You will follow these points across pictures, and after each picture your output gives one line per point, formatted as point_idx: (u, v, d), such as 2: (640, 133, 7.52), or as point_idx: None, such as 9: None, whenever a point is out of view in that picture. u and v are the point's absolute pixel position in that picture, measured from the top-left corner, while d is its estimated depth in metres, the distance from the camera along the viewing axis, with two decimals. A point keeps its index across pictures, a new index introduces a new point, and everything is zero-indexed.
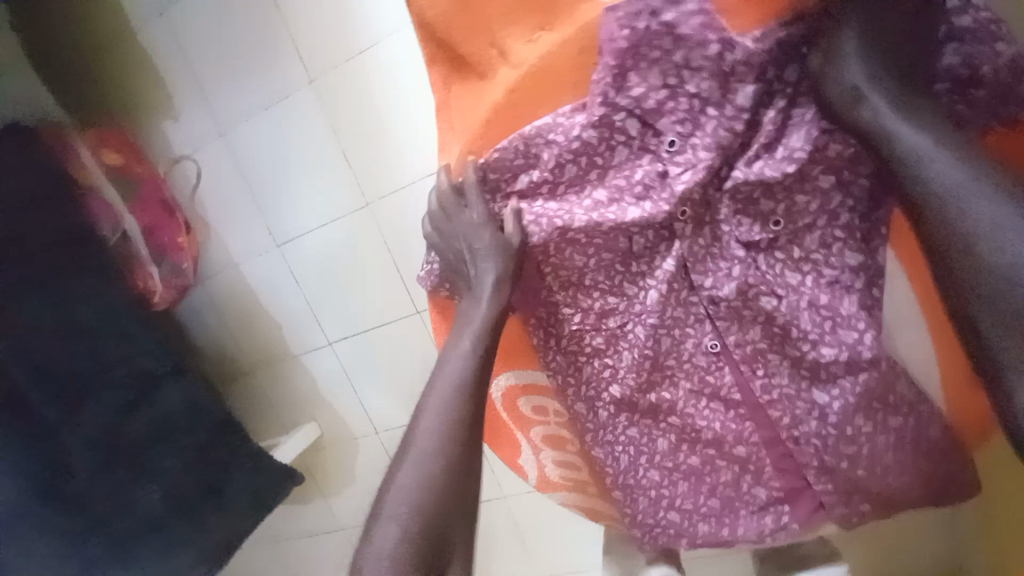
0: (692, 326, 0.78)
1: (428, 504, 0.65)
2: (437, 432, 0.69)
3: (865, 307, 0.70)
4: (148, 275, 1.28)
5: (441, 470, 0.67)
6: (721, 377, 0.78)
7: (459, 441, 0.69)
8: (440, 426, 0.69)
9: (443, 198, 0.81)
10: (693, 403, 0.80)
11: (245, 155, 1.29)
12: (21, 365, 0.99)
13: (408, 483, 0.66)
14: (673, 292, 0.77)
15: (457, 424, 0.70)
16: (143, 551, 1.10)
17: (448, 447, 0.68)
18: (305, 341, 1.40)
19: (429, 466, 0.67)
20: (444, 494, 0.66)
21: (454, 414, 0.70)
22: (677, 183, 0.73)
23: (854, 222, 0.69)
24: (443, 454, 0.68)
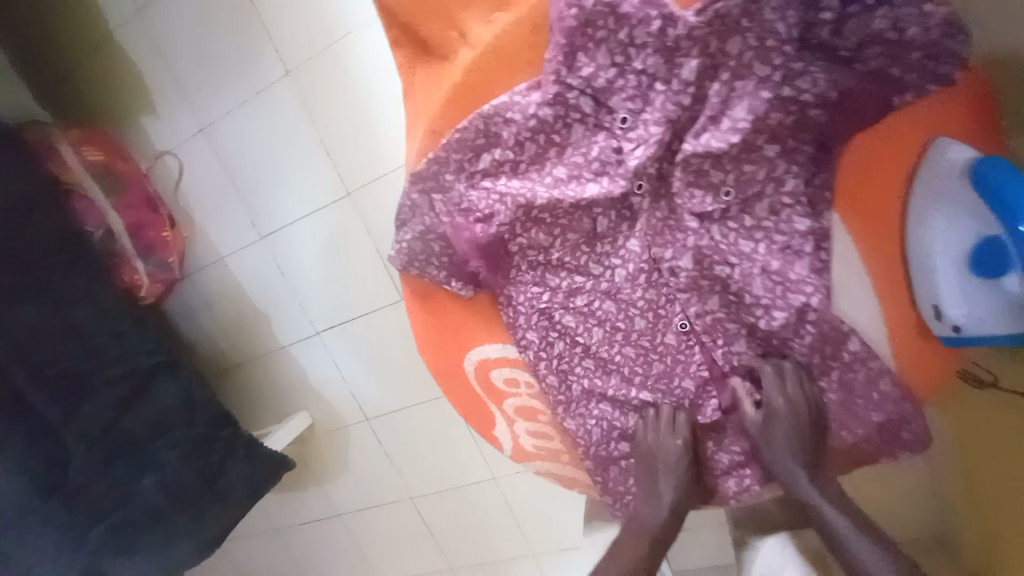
0: (664, 308, 0.83)
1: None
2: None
3: (816, 270, 0.76)
4: (133, 269, 1.36)
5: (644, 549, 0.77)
6: (690, 356, 0.83)
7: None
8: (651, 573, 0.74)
9: (416, 191, 0.85)
10: (665, 382, 0.84)
11: (228, 150, 1.34)
12: (21, 367, 0.99)
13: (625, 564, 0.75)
14: (645, 273, 0.83)
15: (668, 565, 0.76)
16: (144, 542, 1.13)
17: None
18: (294, 331, 1.45)
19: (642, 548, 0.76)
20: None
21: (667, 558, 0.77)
22: (632, 158, 0.77)
23: (800, 187, 0.75)
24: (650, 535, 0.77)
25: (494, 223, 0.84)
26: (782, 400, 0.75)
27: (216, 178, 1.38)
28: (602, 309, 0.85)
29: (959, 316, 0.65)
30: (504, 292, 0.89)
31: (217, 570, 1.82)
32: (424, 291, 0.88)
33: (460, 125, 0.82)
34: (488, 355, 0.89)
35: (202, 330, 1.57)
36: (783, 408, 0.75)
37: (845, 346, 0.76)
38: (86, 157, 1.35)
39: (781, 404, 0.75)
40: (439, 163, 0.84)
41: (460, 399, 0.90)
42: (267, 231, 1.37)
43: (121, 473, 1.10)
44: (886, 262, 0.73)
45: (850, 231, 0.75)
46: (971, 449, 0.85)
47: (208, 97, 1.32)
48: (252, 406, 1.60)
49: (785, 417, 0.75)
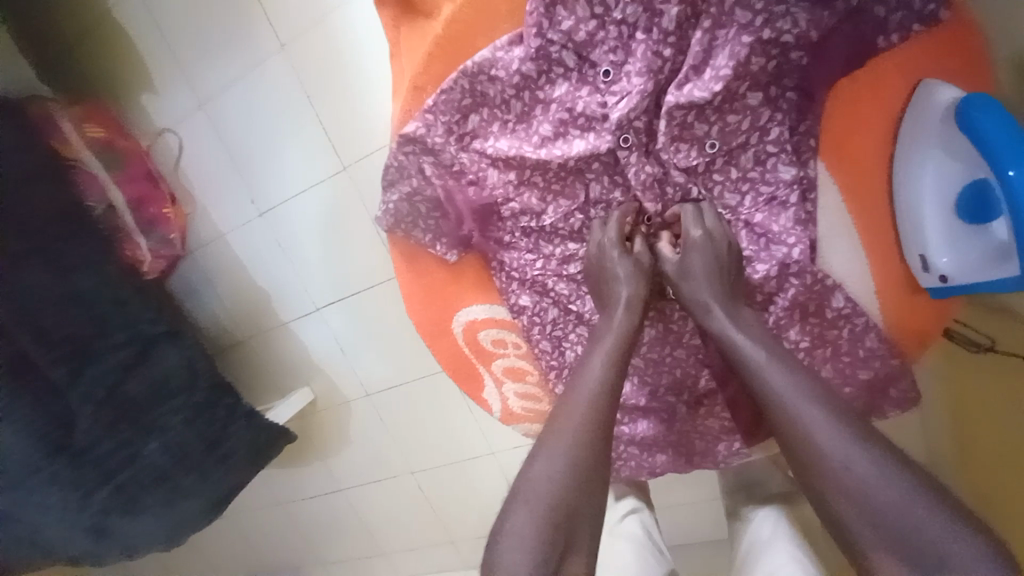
0: None
1: (564, 506, 0.59)
2: (580, 431, 0.64)
3: (801, 222, 0.76)
4: (135, 245, 1.34)
5: (574, 453, 0.63)
6: (683, 325, 0.84)
7: (602, 424, 0.65)
8: (583, 423, 0.65)
9: (407, 152, 0.85)
10: (657, 348, 0.85)
11: (221, 124, 1.31)
12: (24, 329, 1.01)
13: (548, 469, 0.62)
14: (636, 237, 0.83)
15: (604, 407, 0.66)
16: (151, 500, 1.17)
17: (584, 449, 0.63)
18: (293, 309, 1.44)
19: (571, 447, 0.63)
20: (583, 503, 0.61)
21: (604, 400, 0.67)
22: (615, 112, 0.76)
23: (784, 134, 0.75)
24: (582, 436, 0.64)
25: (485, 185, 0.85)
26: (699, 230, 0.74)
27: (211, 152, 1.35)
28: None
29: (945, 265, 0.66)
30: (497, 257, 0.90)
31: (228, 544, 1.88)
32: (410, 253, 0.89)
33: (444, 84, 0.82)
34: (476, 317, 0.90)
35: (210, 310, 1.55)
36: (699, 238, 0.74)
37: (828, 303, 0.76)
38: (88, 134, 1.32)
39: (698, 234, 0.74)
40: (426, 125, 0.84)
41: (450, 360, 0.92)
42: (265, 207, 1.34)
43: (126, 436, 1.13)
44: (869, 213, 0.73)
45: (836, 181, 0.74)
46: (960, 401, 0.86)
47: (204, 69, 1.28)
48: (252, 381, 1.60)
49: (701, 248, 0.73)
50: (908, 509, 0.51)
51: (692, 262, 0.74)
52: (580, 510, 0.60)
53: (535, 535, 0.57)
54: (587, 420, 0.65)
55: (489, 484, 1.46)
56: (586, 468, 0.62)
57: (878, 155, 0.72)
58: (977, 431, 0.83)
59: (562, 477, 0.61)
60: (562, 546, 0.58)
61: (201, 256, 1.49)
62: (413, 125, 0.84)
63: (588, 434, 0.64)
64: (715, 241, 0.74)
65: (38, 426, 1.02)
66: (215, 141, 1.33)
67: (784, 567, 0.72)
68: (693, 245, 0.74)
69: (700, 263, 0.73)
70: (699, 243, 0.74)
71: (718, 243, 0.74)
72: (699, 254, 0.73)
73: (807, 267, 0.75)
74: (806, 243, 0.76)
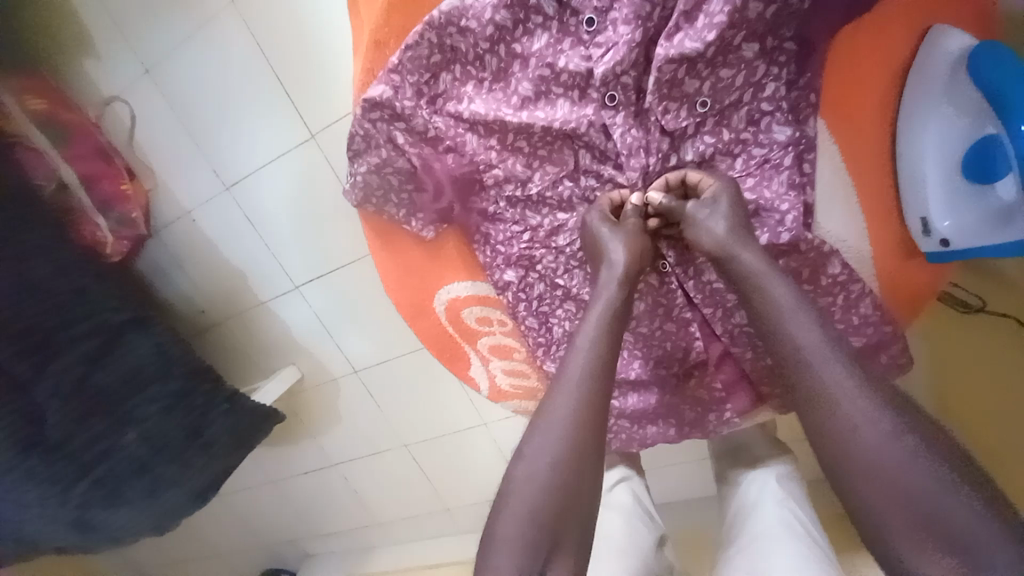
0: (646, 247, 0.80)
1: (557, 499, 0.58)
2: (570, 421, 0.61)
3: (796, 186, 0.72)
4: (94, 227, 1.26)
5: (568, 439, 0.60)
6: (672, 297, 0.82)
7: (592, 416, 0.62)
8: (574, 412, 0.62)
9: (374, 119, 0.78)
10: (646, 322, 0.83)
11: (175, 91, 1.19)
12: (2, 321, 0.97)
13: (541, 458, 0.60)
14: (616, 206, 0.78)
15: (595, 396, 0.62)
16: (131, 491, 1.13)
17: (573, 442, 0.60)
18: (270, 288, 1.37)
19: (565, 432, 0.61)
20: (573, 498, 0.59)
21: (594, 389, 0.63)
22: (600, 65, 0.71)
23: (780, 91, 0.70)
24: (578, 419, 0.61)
25: (464, 152, 0.80)
26: (726, 183, 0.71)
27: (165, 122, 1.24)
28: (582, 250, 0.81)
29: (947, 230, 0.64)
30: (480, 230, 0.85)
31: (224, 522, 1.89)
32: (384, 230, 0.84)
33: (410, 39, 0.75)
34: (457, 294, 0.86)
35: (183, 292, 1.47)
36: (727, 189, 0.70)
37: (824, 270, 0.72)
38: (29, 106, 1.19)
39: (725, 186, 0.71)
40: (394, 88, 0.77)
41: (433, 339, 0.89)
42: (232, 181, 1.25)
43: (99, 428, 1.08)
44: (870, 173, 0.70)
45: (836, 140, 0.69)
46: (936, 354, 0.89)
47: (149, 29, 1.16)
48: (234, 364, 1.55)
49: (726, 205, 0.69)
50: (914, 464, 0.51)
51: (716, 213, 0.69)
52: (574, 505, 0.59)
53: (521, 534, 0.57)
54: (577, 411, 0.61)
55: (481, 456, 1.47)
56: (576, 461, 0.59)
57: (881, 110, 0.68)
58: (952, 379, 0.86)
59: (552, 472, 0.59)
60: (551, 540, 0.57)
61: (169, 236, 1.39)
62: (378, 88, 0.76)
63: (579, 427, 0.61)
64: (736, 191, 0.71)
65: (8, 422, 0.97)
66: (169, 111, 1.22)
67: (773, 527, 0.74)
68: (718, 194, 0.70)
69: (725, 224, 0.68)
70: (728, 193, 0.70)
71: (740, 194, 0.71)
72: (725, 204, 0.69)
73: (800, 236, 0.71)
74: (799, 210, 0.71)
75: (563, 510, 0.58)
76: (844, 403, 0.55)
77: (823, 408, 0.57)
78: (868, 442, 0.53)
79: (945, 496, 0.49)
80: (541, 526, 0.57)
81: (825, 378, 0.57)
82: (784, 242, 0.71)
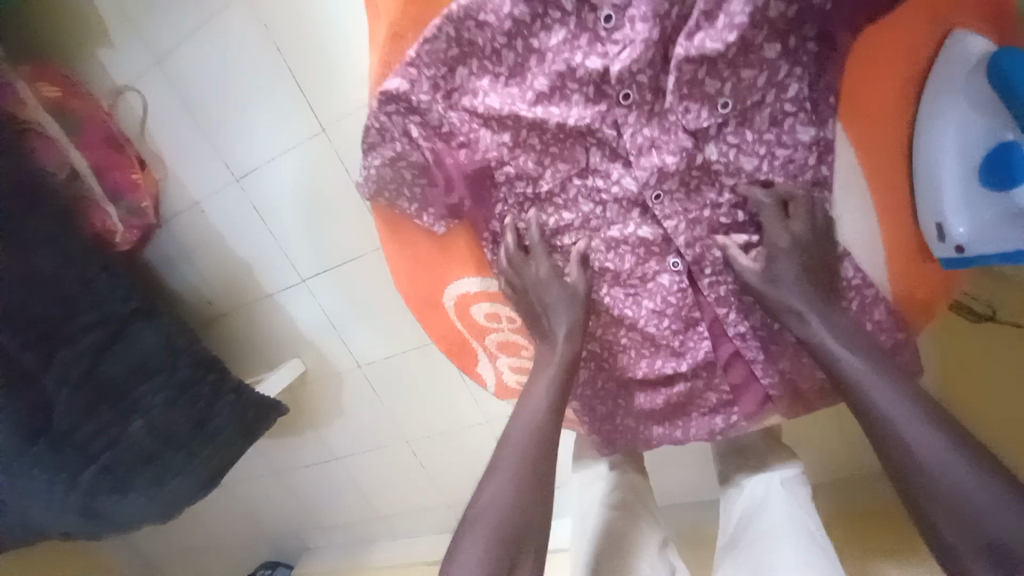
0: (659, 246, 0.80)
1: (513, 520, 0.65)
2: (527, 447, 0.69)
3: (817, 184, 0.73)
4: (105, 216, 1.26)
5: (524, 464, 0.68)
6: (681, 298, 0.81)
7: (544, 443, 0.70)
8: (530, 438, 0.70)
9: (390, 112, 0.78)
10: (655, 322, 0.82)
11: (187, 81, 1.20)
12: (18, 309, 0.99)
13: (502, 484, 0.67)
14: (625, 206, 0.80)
15: (547, 425, 0.71)
16: (138, 479, 1.14)
17: (528, 466, 0.68)
18: (277, 280, 1.38)
19: (523, 458, 0.69)
20: (525, 520, 0.65)
21: (547, 419, 0.71)
22: (616, 62, 0.72)
23: (803, 92, 0.70)
24: (533, 446, 0.70)
25: (477, 149, 0.80)
26: (787, 239, 0.72)
27: (177, 113, 1.24)
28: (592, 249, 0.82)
29: (963, 235, 0.64)
30: (488, 227, 0.86)
31: (225, 512, 1.90)
32: (394, 222, 0.84)
33: (428, 33, 0.75)
34: (467, 290, 0.86)
35: (191, 282, 1.48)
36: (787, 248, 0.72)
37: (839, 273, 0.73)
38: (42, 94, 1.20)
39: (786, 243, 0.72)
40: (410, 82, 0.77)
41: (442, 333, 0.90)
42: (242, 173, 1.26)
43: (107, 416, 1.09)
44: (885, 176, 0.69)
45: (853, 141, 0.69)
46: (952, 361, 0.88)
47: (162, 20, 1.16)
48: (240, 355, 1.55)
49: (784, 254, 0.72)
50: (961, 475, 0.56)
51: (775, 265, 0.72)
52: (526, 532, 0.65)
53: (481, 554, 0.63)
54: (532, 438, 0.70)
55: (483, 453, 1.46)
56: (530, 484, 0.67)
57: (899, 113, 0.68)
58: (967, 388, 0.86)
59: (509, 491, 0.66)
60: (510, 559, 0.63)
61: (179, 226, 1.40)
62: (395, 82, 0.77)
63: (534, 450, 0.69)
64: (802, 243, 0.72)
65: (12, 412, 0.99)
66: (180, 101, 1.22)
67: (775, 530, 0.74)
68: (779, 255, 0.72)
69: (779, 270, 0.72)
70: (787, 253, 0.72)
71: (806, 249, 0.72)
72: (786, 262, 0.72)
73: (817, 236, 0.72)
74: (818, 209, 0.72)
75: (519, 528, 0.65)
76: (900, 422, 0.60)
77: (885, 428, 0.61)
78: (927, 460, 0.58)
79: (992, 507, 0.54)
80: (500, 543, 0.64)
81: (878, 399, 0.62)
82: (802, 240, 0.73)
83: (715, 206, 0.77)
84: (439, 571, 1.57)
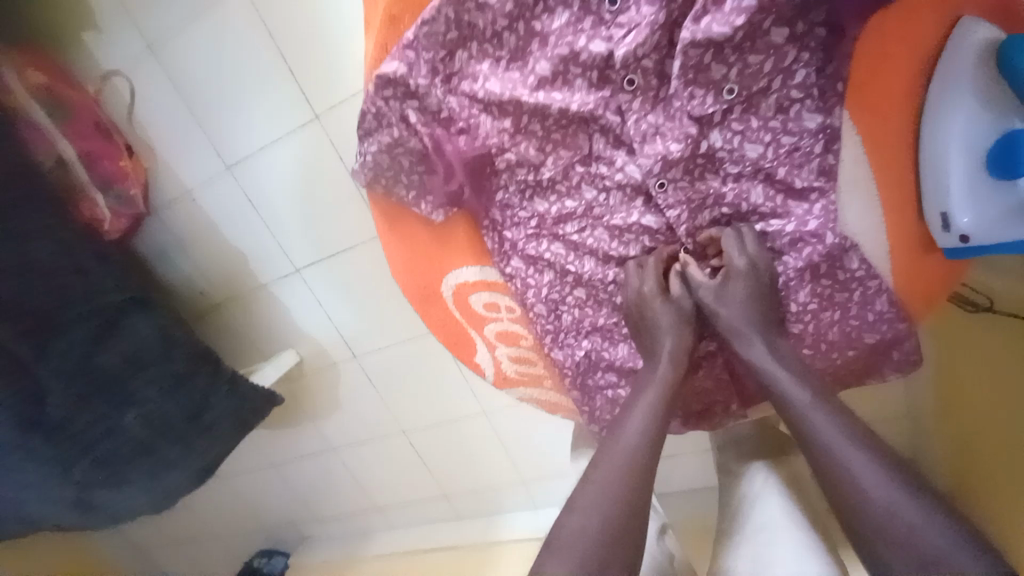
0: (663, 235, 0.80)
1: (615, 532, 0.59)
2: (635, 454, 0.64)
3: (825, 172, 0.72)
4: (93, 204, 1.24)
5: (635, 472, 0.63)
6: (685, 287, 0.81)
7: (647, 462, 0.64)
8: (639, 446, 0.65)
9: (387, 96, 0.76)
10: None
11: (177, 65, 1.16)
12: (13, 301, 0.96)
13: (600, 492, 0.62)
14: (627, 196, 0.78)
15: (652, 446, 0.66)
16: (133, 471, 1.14)
17: (636, 476, 0.62)
18: (272, 270, 1.36)
19: (632, 466, 0.63)
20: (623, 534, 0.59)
21: (653, 439, 0.66)
22: (621, 46, 0.70)
23: (811, 78, 0.69)
24: (645, 454, 0.64)
25: (477, 135, 0.78)
26: (742, 259, 0.73)
27: (167, 98, 1.21)
28: (592, 238, 0.81)
29: (967, 226, 0.64)
30: (488, 216, 0.85)
31: (221, 504, 1.89)
32: (393, 212, 0.82)
33: (426, 14, 0.73)
34: (466, 280, 0.86)
35: (183, 272, 1.45)
36: (742, 268, 0.73)
37: (843, 264, 0.74)
38: (30, 81, 1.16)
39: (741, 263, 0.73)
40: (408, 65, 0.75)
41: (440, 325, 0.88)
42: (234, 161, 1.23)
43: (99, 409, 1.07)
44: (891, 167, 0.69)
45: (860, 132, 0.69)
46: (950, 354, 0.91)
47: (151, 1, 1.12)
48: (234, 346, 1.54)
49: (741, 278, 0.73)
50: (907, 509, 0.56)
51: (733, 286, 0.73)
52: (621, 547, 0.58)
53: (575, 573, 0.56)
54: (642, 445, 0.65)
55: (479, 445, 1.47)
56: (634, 493, 0.61)
57: (905, 102, 0.67)
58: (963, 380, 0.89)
59: (615, 507, 0.60)
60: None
61: (171, 216, 1.37)
62: (392, 65, 0.74)
63: (641, 471, 0.63)
64: (757, 267, 0.73)
65: (8, 405, 0.95)
66: (170, 86, 1.19)
67: (772, 519, 0.75)
68: (733, 276, 0.73)
69: (743, 293, 0.73)
70: (742, 274, 0.73)
71: (762, 272, 0.73)
72: (740, 283, 0.73)
73: (827, 226, 0.73)
74: (828, 199, 0.73)
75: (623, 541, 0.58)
76: (844, 455, 0.60)
77: (826, 455, 0.61)
78: (869, 489, 0.58)
79: (935, 538, 0.53)
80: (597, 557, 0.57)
81: (821, 429, 0.63)
82: (811, 230, 0.74)
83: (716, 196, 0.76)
84: (438, 557, 1.60)
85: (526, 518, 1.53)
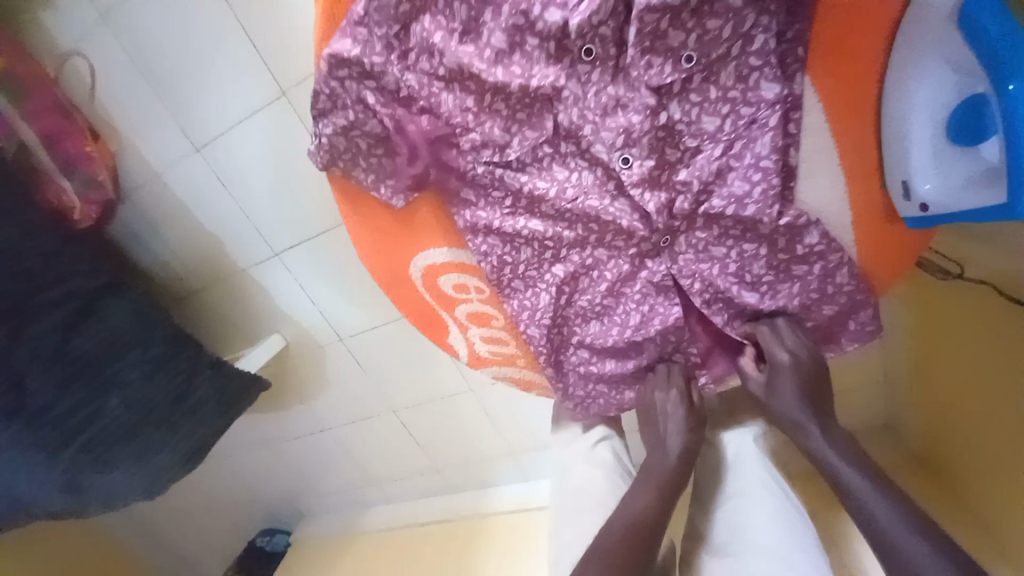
0: (637, 223, 0.77)
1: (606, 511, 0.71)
2: None
3: (778, 149, 0.71)
4: (60, 190, 1.20)
5: None
6: (654, 268, 0.81)
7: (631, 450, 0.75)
8: None
9: (342, 77, 0.74)
10: (627, 286, 0.82)
11: (136, 40, 1.11)
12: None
13: None
14: (600, 175, 0.78)
15: None
16: (121, 456, 1.11)
17: None
18: (250, 255, 1.34)
19: None
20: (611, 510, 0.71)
21: None
22: (575, 13, 0.68)
23: (770, 44, 0.68)
24: None
25: (440, 114, 0.77)
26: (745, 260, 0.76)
27: (128, 76, 1.16)
28: (570, 218, 0.80)
29: (926, 193, 0.65)
30: (457, 195, 0.83)
31: (219, 483, 1.93)
32: (355, 196, 0.83)
33: None
34: (435, 261, 0.86)
35: (160, 257, 1.42)
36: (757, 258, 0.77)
37: (801, 238, 0.74)
38: None
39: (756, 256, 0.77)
40: (361, 43, 0.74)
41: (412, 305, 0.90)
42: (202, 142, 1.19)
43: (84, 394, 1.05)
44: (855, 136, 0.69)
45: (824, 101, 0.69)
46: (922, 320, 0.92)
47: None
48: (220, 330, 1.52)
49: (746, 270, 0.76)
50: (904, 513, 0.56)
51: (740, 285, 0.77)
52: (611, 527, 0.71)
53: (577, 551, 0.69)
54: None
55: (469, 419, 1.49)
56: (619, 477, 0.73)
57: (869, 68, 0.66)
58: (935, 349, 0.90)
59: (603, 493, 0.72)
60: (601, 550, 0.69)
61: (142, 201, 1.33)
62: (343, 43, 0.73)
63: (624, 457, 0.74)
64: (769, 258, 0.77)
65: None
66: (129, 63, 1.14)
67: (751, 486, 0.76)
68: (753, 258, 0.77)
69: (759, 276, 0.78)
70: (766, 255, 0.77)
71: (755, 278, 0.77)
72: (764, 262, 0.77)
73: (764, 210, 0.73)
74: (769, 182, 0.72)
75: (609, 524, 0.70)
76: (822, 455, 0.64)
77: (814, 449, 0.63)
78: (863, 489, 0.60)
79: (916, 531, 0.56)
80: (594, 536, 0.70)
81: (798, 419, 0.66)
82: (748, 215, 0.73)
83: (675, 169, 0.76)
84: (431, 529, 1.63)
85: (517, 488, 1.56)
